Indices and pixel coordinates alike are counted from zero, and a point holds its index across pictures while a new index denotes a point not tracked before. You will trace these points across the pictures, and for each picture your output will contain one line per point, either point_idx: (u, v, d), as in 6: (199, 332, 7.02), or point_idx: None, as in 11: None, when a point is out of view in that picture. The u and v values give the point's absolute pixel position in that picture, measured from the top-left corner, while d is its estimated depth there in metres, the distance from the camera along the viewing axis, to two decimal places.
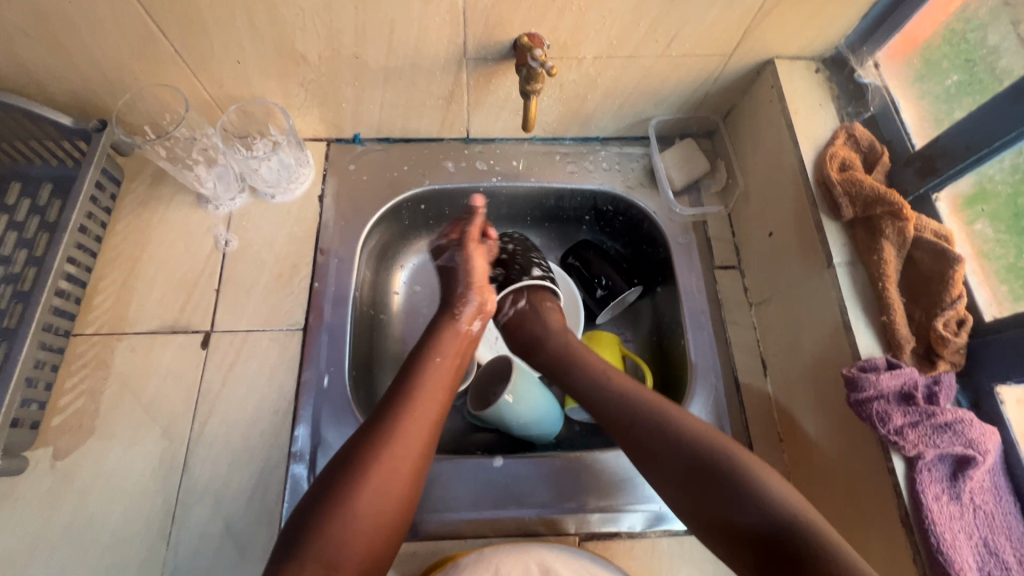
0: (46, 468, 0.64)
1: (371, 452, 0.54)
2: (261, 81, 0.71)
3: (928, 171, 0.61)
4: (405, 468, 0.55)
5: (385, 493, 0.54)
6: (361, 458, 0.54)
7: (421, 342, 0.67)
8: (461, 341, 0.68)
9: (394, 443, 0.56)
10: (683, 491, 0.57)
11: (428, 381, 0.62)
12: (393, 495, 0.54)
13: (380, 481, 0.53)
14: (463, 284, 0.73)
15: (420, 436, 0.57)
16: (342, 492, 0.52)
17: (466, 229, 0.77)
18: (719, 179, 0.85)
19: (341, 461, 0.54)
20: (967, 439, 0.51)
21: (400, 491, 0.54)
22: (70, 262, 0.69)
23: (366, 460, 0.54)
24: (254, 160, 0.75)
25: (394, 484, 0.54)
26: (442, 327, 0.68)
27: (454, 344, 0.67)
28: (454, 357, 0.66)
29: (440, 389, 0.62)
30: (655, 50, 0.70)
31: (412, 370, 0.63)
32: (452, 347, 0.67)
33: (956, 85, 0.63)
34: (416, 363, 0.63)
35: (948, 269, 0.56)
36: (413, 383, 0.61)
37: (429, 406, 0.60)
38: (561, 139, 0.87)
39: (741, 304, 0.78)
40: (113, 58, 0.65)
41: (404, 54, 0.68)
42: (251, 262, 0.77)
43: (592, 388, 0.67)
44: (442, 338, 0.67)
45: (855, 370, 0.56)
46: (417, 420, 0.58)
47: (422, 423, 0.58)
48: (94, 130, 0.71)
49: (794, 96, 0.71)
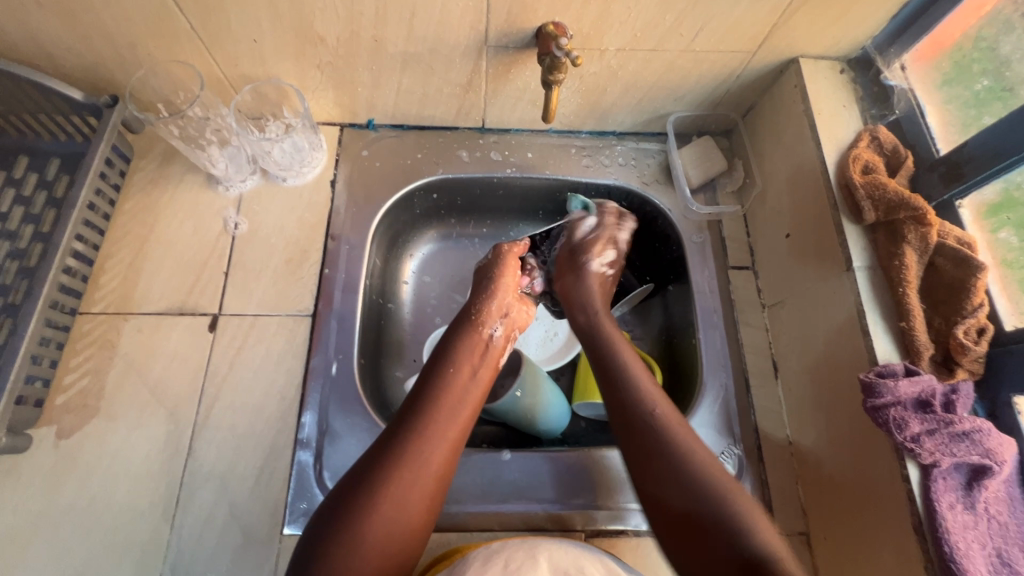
0: (49, 446, 0.64)
1: (382, 474, 0.52)
2: (277, 62, 0.70)
3: (954, 176, 0.60)
4: (419, 492, 0.53)
5: (397, 511, 0.52)
6: (375, 480, 0.52)
7: (439, 354, 0.64)
8: (479, 351, 0.65)
9: (407, 465, 0.53)
10: (659, 501, 0.55)
11: (447, 397, 0.59)
12: (407, 519, 0.52)
13: (393, 505, 0.51)
14: (486, 280, 0.72)
15: (436, 458, 0.55)
16: (352, 514, 0.50)
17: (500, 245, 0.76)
18: (735, 178, 0.85)
19: (354, 481, 0.53)
20: (983, 449, 0.51)
21: (414, 514, 0.53)
22: (77, 240, 0.68)
23: (379, 482, 0.52)
24: (267, 142, 0.74)
25: (408, 506, 0.52)
26: (462, 338, 0.65)
27: (472, 354, 0.64)
28: (472, 365, 0.63)
29: (456, 408, 0.59)
30: (679, 44, 0.69)
31: (427, 386, 0.60)
32: (470, 359, 0.64)
33: (985, 90, 0.62)
34: (431, 378, 0.61)
35: (971, 276, 0.55)
36: (430, 401, 0.59)
37: (448, 425, 0.58)
38: (577, 132, 0.86)
39: (754, 306, 0.77)
40: (127, 32, 0.63)
41: (424, 39, 0.67)
42: (260, 246, 0.76)
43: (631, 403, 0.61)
44: (462, 347, 0.64)
45: (872, 375, 0.56)
46: (434, 440, 0.56)
47: (440, 443, 0.56)
48: (106, 105, 0.70)
49: (818, 96, 0.70)
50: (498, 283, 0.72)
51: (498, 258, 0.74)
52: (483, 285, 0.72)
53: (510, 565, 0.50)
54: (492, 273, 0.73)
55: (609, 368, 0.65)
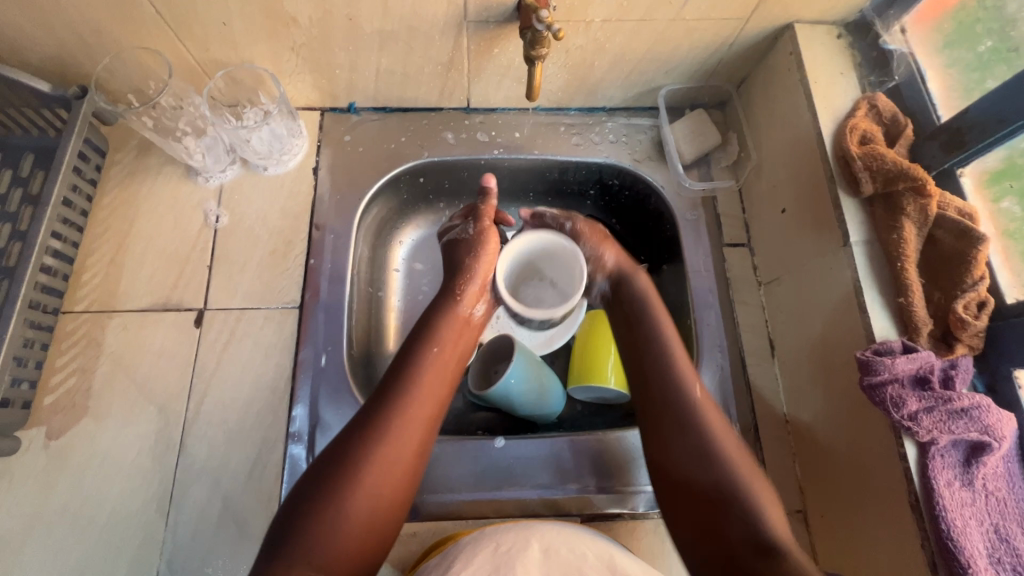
0: (40, 447, 0.63)
1: (362, 452, 0.52)
2: (250, 45, 0.67)
3: (955, 144, 0.58)
4: (397, 470, 0.53)
5: (373, 490, 0.51)
6: (352, 460, 0.52)
7: (417, 333, 0.63)
8: (457, 330, 0.65)
9: (386, 442, 0.53)
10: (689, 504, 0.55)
11: (427, 376, 0.59)
12: (386, 497, 0.52)
13: (370, 483, 0.51)
14: (467, 258, 0.70)
15: (415, 433, 0.55)
16: (330, 490, 0.50)
17: (481, 209, 0.73)
18: (730, 152, 0.82)
19: (332, 457, 0.52)
20: (983, 425, 0.50)
21: (392, 491, 0.53)
22: (55, 237, 0.67)
23: (358, 458, 0.52)
24: (244, 130, 0.72)
25: (386, 484, 0.52)
26: (441, 316, 0.65)
27: (451, 336, 0.64)
28: (453, 344, 0.63)
29: (433, 386, 0.59)
30: (668, 14, 0.66)
31: (406, 363, 0.60)
32: (452, 337, 0.63)
33: (989, 52, 0.59)
34: (409, 358, 0.60)
35: (971, 249, 0.54)
36: (409, 379, 0.58)
37: (424, 403, 0.57)
38: (566, 109, 0.83)
39: (750, 284, 0.76)
40: (91, 19, 0.61)
41: (400, 16, 0.64)
42: (243, 238, 0.74)
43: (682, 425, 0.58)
44: (442, 325, 0.64)
45: (869, 352, 0.54)
46: (413, 416, 0.56)
47: (417, 422, 0.56)
48: (74, 97, 0.68)
49: (814, 64, 0.67)
50: (478, 262, 0.69)
51: (478, 232, 0.72)
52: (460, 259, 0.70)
53: (499, 547, 0.50)
54: (474, 251, 0.70)
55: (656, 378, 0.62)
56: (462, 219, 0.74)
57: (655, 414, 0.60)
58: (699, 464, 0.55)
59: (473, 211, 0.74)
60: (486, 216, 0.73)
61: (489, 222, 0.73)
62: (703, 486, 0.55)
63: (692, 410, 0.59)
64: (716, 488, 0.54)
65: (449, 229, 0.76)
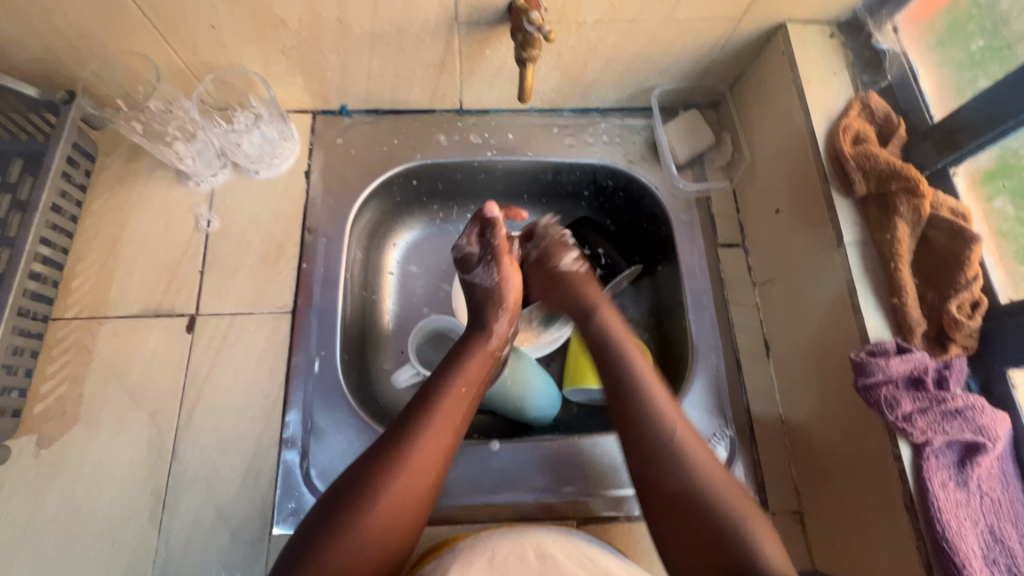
0: (30, 456, 0.63)
1: (380, 481, 0.52)
2: (239, 48, 0.67)
3: (947, 143, 0.58)
4: (409, 508, 0.53)
5: (384, 530, 0.51)
6: (364, 496, 0.51)
7: (439, 369, 0.62)
8: (485, 365, 0.64)
9: (400, 478, 0.53)
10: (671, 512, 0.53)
11: (443, 412, 0.58)
12: (400, 529, 0.52)
13: (382, 522, 0.51)
14: (495, 302, 0.69)
15: (428, 471, 0.54)
16: (347, 517, 0.50)
17: (493, 241, 0.71)
18: (723, 152, 0.82)
19: (350, 482, 0.52)
20: (977, 426, 0.50)
21: (402, 529, 0.52)
22: (43, 244, 0.66)
23: (376, 488, 0.52)
24: (235, 133, 0.72)
25: (402, 515, 0.52)
26: (469, 349, 0.64)
27: (476, 375, 0.63)
28: (474, 384, 0.62)
29: (455, 419, 0.58)
30: (660, 14, 0.65)
31: (422, 398, 0.59)
32: (473, 376, 0.62)
33: (980, 51, 0.60)
34: (427, 393, 0.59)
35: (964, 249, 0.53)
36: (425, 414, 0.57)
37: (440, 440, 0.56)
38: (559, 110, 0.83)
39: (745, 284, 0.76)
40: (78, 23, 0.60)
41: (391, 18, 0.63)
42: (235, 243, 0.74)
43: (650, 432, 0.57)
44: (466, 364, 0.62)
45: (863, 353, 0.54)
46: (427, 455, 0.55)
47: (431, 459, 0.55)
48: (63, 102, 0.68)
49: (806, 63, 0.67)
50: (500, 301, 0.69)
51: (501, 276, 0.70)
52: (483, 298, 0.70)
53: (495, 558, 0.50)
54: (495, 292, 0.70)
55: (622, 384, 0.61)
56: (481, 251, 0.71)
57: (628, 429, 0.59)
58: (667, 477, 0.55)
59: (488, 242, 0.71)
60: (501, 251, 0.71)
61: (508, 260, 0.72)
62: (677, 501, 0.53)
63: (665, 426, 0.57)
64: (689, 506, 0.53)
65: (468, 262, 0.72)
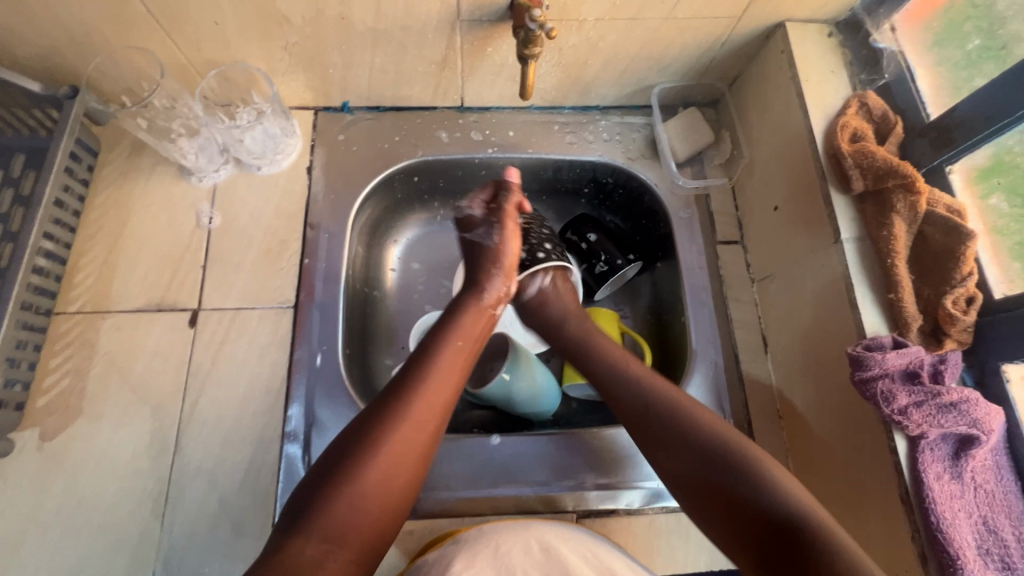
0: (34, 449, 0.63)
1: (383, 432, 0.53)
2: (242, 45, 0.67)
3: (943, 141, 0.59)
4: (415, 450, 0.54)
5: (391, 471, 0.52)
6: (374, 437, 0.52)
7: (440, 324, 0.64)
8: (479, 322, 0.65)
9: (408, 424, 0.54)
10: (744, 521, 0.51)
11: (445, 364, 0.59)
12: (402, 474, 0.53)
13: (388, 465, 0.52)
14: (491, 264, 0.69)
15: (431, 417, 0.56)
16: (354, 463, 0.51)
17: (504, 204, 0.71)
18: (722, 150, 0.82)
19: (354, 436, 0.53)
20: (971, 419, 0.50)
21: (408, 472, 0.53)
22: (47, 238, 0.67)
23: (381, 436, 0.53)
24: (238, 129, 0.72)
25: (404, 466, 0.53)
26: (465, 307, 0.66)
27: (474, 327, 0.64)
28: (474, 338, 0.64)
29: (454, 373, 0.59)
30: (661, 12, 0.66)
31: (426, 351, 0.60)
32: (470, 330, 0.64)
33: (975, 51, 0.60)
34: (432, 346, 0.61)
35: (960, 245, 0.54)
36: (429, 363, 0.59)
37: (442, 391, 0.58)
38: (560, 108, 0.83)
39: (743, 281, 0.76)
40: (82, 18, 0.60)
41: (394, 16, 0.64)
42: (237, 239, 0.74)
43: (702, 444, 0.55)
44: (463, 318, 0.64)
45: (860, 348, 0.55)
46: (429, 402, 0.56)
47: (434, 406, 0.56)
48: (66, 97, 0.68)
49: (805, 62, 0.68)
50: (495, 261, 0.69)
51: (501, 239, 0.70)
52: (482, 260, 0.69)
53: (499, 548, 0.51)
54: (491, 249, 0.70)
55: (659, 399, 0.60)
56: (485, 215, 0.72)
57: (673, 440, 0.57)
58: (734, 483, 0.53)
59: (497, 206, 0.72)
60: (506, 214, 0.71)
61: (512, 225, 0.71)
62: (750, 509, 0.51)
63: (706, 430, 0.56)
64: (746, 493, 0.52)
65: (470, 222, 0.73)
